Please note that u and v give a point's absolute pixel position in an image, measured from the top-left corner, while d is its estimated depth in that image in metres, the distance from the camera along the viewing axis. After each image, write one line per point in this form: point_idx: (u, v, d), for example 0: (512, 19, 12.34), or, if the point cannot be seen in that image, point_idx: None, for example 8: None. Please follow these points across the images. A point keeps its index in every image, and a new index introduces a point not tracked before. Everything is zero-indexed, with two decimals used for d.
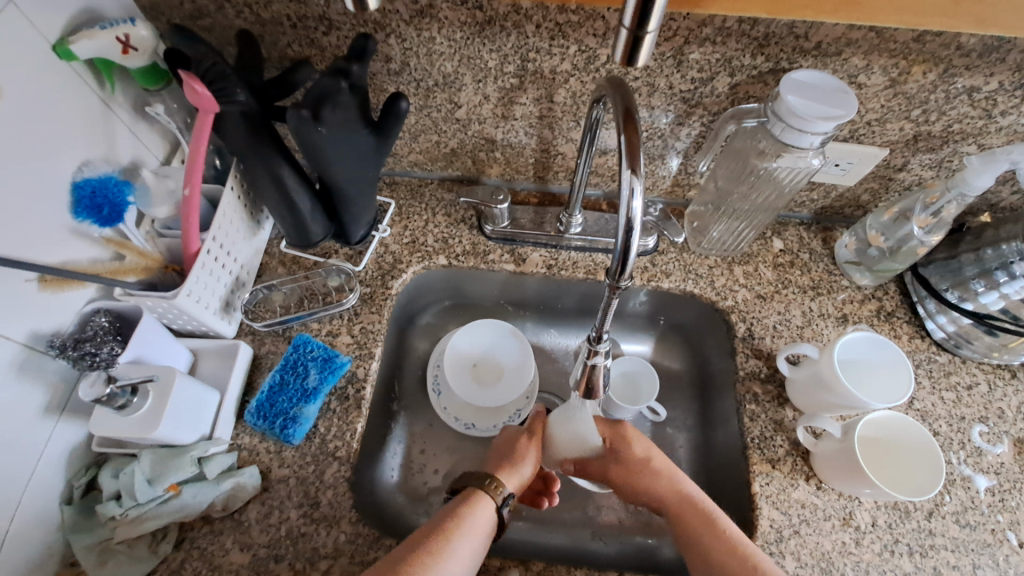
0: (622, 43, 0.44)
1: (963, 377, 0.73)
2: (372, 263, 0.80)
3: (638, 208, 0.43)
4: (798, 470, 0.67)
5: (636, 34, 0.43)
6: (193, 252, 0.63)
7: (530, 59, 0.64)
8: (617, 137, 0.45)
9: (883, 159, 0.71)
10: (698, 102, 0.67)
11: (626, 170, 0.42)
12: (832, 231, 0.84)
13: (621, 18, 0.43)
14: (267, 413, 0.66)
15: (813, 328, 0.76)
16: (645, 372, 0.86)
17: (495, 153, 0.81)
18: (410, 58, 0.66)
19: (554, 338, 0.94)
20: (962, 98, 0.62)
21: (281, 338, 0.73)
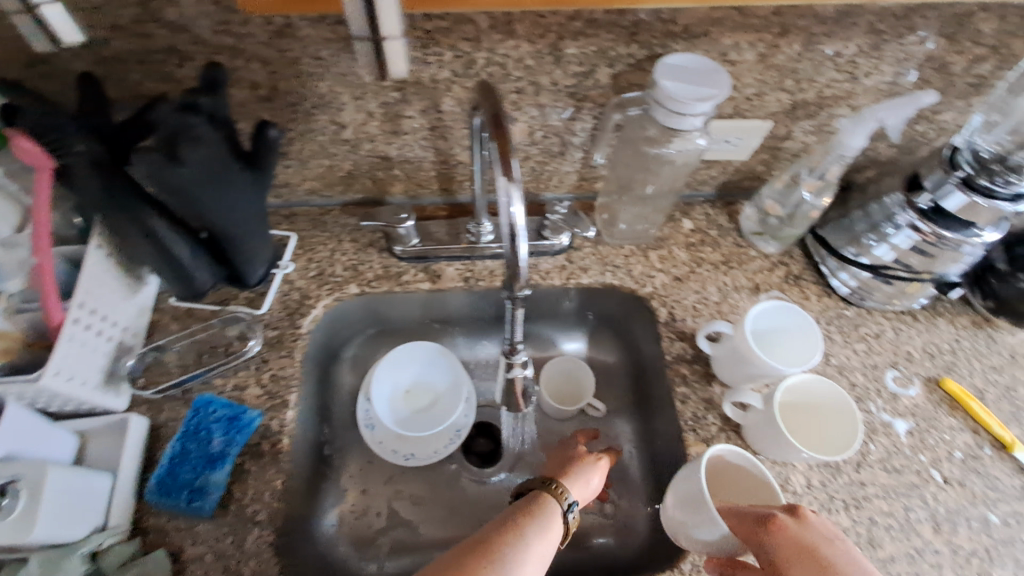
0: (369, 53, 0.49)
1: (871, 327, 0.77)
2: (276, 303, 0.74)
3: (518, 214, 0.41)
4: (733, 445, 0.68)
5: (377, 38, 0.47)
6: (56, 323, 0.57)
7: (407, 69, 0.61)
8: (488, 145, 0.43)
9: (769, 130, 0.74)
10: (585, 95, 0.66)
11: (500, 177, 0.40)
12: (735, 205, 0.86)
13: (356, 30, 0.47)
14: (169, 489, 0.60)
15: (730, 302, 0.78)
16: (582, 369, 0.84)
17: (393, 170, 0.78)
18: (278, 82, 0.62)
19: (487, 349, 0.92)
20: (828, 64, 0.64)
21: (182, 401, 0.67)
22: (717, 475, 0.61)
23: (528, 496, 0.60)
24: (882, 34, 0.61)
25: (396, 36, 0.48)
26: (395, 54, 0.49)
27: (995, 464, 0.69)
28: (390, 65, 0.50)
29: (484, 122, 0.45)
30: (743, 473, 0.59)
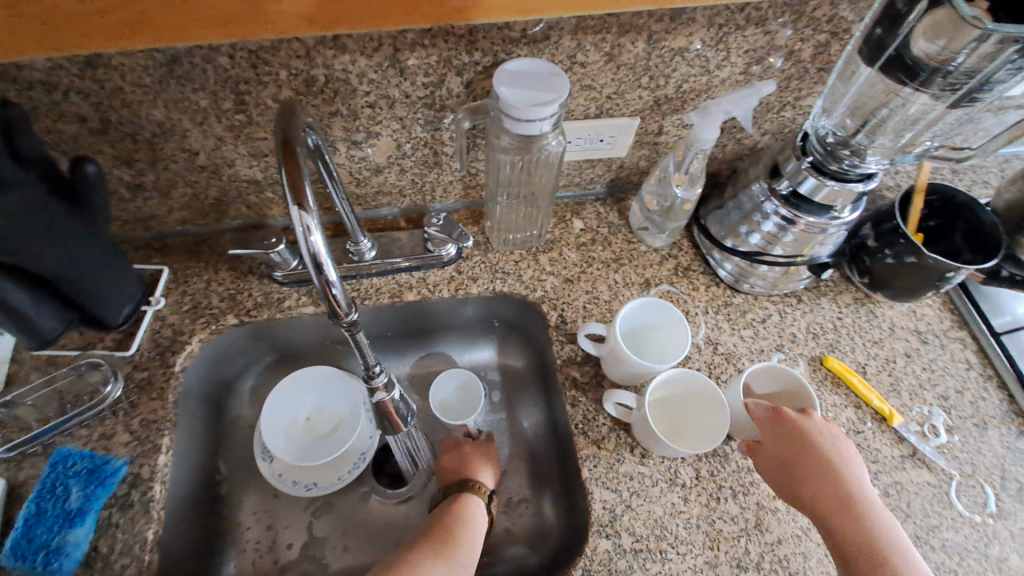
0: None
1: (758, 312, 0.78)
2: (146, 342, 0.71)
3: (318, 243, 0.40)
4: (623, 444, 0.67)
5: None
6: None
7: (244, 91, 0.59)
8: (281, 168, 0.41)
9: (639, 127, 0.74)
10: (443, 105, 0.65)
11: (290, 206, 0.38)
12: (626, 201, 0.87)
13: None
14: (25, 551, 0.56)
15: (620, 300, 0.78)
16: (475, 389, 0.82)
17: (265, 193, 0.75)
18: (109, 112, 0.59)
19: (392, 366, 0.89)
20: (678, 58, 0.65)
21: (42, 456, 0.63)
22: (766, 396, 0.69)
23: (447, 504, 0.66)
24: (722, 27, 0.62)
25: None
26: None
27: (876, 436, 0.71)
28: None
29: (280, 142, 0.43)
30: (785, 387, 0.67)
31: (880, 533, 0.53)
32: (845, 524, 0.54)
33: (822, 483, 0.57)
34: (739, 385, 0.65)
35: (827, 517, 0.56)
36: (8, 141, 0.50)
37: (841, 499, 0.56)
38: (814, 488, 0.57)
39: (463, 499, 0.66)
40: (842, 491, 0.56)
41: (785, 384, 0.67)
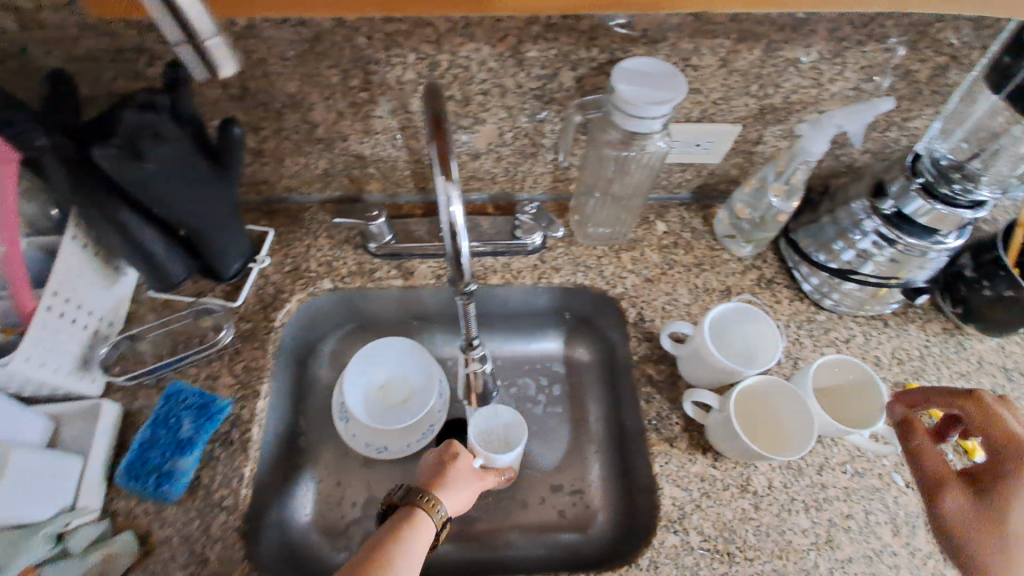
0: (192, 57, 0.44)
1: (841, 331, 0.77)
2: (251, 297, 0.76)
3: (457, 213, 0.42)
4: (695, 445, 0.68)
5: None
6: (28, 310, 0.59)
7: (372, 71, 0.63)
8: (429, 147, 0.44)
9: (739, 135, 0.75)
10: (551, 98, 0.67)
11: (439, 177, 0.42)
12: (711, 208, 0.87)
13: (170, 34, 0.42)
14: (139, 473, 0.62)
15: (699, 304, 0.78)
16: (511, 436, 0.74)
17: (368, 168, 0.79)
18: (248, 81, 0.64)
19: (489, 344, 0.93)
20: (791, 69, 0.65)
21: (155, 389, 0.69)
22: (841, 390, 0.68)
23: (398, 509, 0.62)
24: (843, 40, 0.62)
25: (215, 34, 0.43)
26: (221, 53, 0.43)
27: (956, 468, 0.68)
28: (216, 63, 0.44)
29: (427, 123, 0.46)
30: (851, 378, 0.67)
31: (1016, 514, 0.49)
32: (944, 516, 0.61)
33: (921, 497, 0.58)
34: (808, 375, 0.64)
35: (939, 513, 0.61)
36: (172, 100, 0.56)
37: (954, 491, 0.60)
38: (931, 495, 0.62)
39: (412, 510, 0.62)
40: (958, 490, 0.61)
41: (849, 374, 0.67)
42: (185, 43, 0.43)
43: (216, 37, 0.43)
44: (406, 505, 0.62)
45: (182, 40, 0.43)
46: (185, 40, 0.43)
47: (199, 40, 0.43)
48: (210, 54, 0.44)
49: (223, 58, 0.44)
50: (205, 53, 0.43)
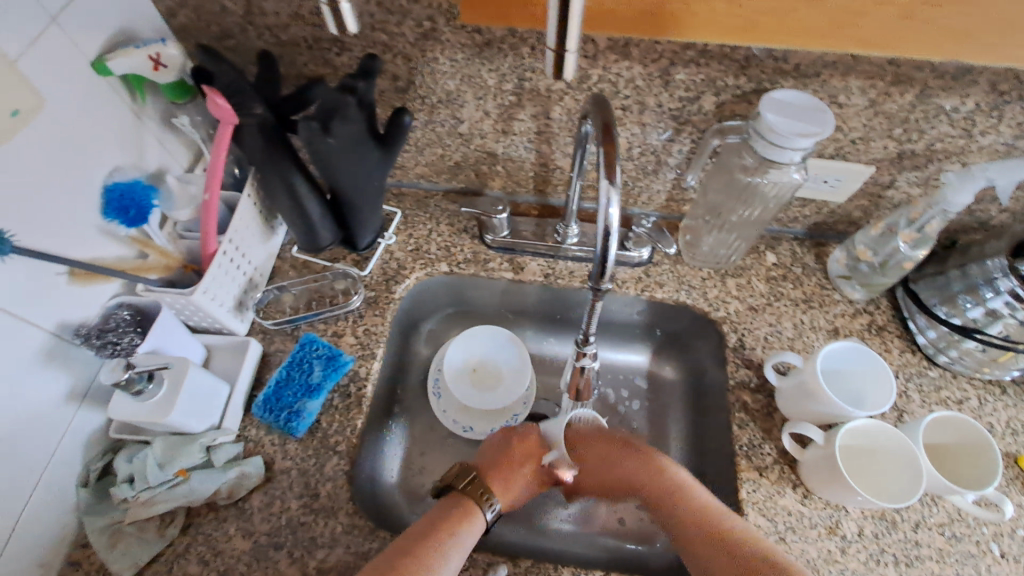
0: (551, 59, 0.49)
1: (953, 391, 0.74)
2: (377, 268, 0.84)
3: (614, 215, 0.48)
4: (785, 479, 0.68)
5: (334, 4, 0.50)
6: (210, 252, 0.68)
7: (527, 78, 0.69)
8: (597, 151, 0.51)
9: (871, 176, 0.74)
10: (688, 119, 0.70)
11: (604, 181, 0.48)
12: (825, 247, 0.86)
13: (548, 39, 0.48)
14: (273, 407, 0.70)
15: (803, 340, 0.78)
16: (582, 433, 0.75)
17: (497, 166, 0.85)
18: (415, 76, 0.71)
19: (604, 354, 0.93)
20: (941, 117, 0.64)
21: (290, 337, 0.77)
22: (960, 449, 0.65)
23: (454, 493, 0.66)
24: (1003, 94, 0.61)
25: (577, 49, 0.48)
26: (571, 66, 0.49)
27: None
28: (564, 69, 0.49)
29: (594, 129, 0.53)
30: (963, 436, 0.64)
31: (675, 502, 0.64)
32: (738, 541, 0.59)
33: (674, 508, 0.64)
34: (920, 427, 0.63)
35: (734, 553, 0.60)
36: None
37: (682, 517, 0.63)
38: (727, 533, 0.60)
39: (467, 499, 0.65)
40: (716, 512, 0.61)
41: (964, 437, 0.65)
42: (554, 50, 0.48)
43: (577, 49, 0.48)
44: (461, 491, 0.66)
45: (553, 48, 0.48)
46: (556, 48, 0.48)
47: (565, 49, 0.48)
48: (564, 60, 0.49)
49: (573, 62, 0.49)
50: (563, 60, 0.49)
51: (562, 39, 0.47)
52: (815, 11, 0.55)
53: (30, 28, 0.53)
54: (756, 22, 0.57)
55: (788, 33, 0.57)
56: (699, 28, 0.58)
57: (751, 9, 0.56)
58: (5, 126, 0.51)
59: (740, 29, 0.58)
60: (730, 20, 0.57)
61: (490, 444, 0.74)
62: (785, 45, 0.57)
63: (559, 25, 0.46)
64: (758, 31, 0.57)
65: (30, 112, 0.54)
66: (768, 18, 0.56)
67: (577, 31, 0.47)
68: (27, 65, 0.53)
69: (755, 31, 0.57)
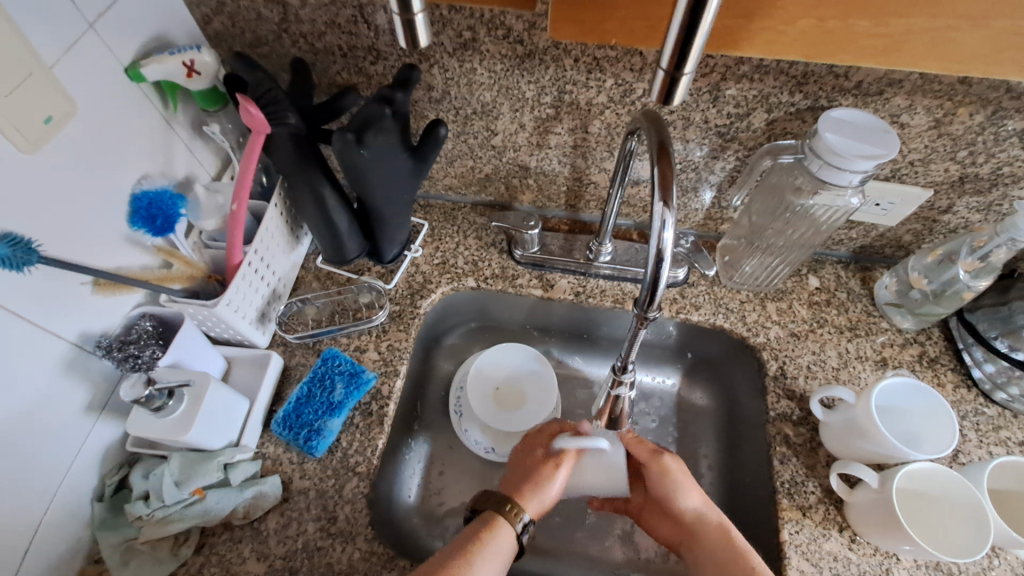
0: (658, 82, 0.43)
1: (1014, 432, 0.69)
2: (402, 282, 0.81)
3: (667, 239, 0.48)
4: (830, 520, 0.64)
5: (406, 16, 0.41)
6: (234, 263, 0.66)
7: (567, 90, 0.66)
8: (652, 167, 0.50)
9: (927, 200, 0.70)
10: (734, 136, 0.67)
11: (658, 202, 0.48)
12: (871, 271, 0.82)
13: (659, 58, 0.42)
14: (292, 424, 0.68)
15: (849, 370, 0.73)
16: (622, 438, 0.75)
17: (528, 179, 0.82)
18: (451, 87, 0.69)
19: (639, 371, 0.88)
20: (1013, 140, 0.60)
21: (311, 351, 0.75)
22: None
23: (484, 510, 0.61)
24: None
25: (693, 73, 0.42)
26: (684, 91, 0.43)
27: None
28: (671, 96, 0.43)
29: (648, 145, 0.52)
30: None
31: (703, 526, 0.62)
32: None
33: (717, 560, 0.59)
34: (984, 475, 0.59)
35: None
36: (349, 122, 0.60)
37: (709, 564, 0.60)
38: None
39: (494, 521, 0.59)
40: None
41: None
42: (665, 71, 0.42)
43: (693, 72, 0.42)
44: (488, 509, 0.60)
45: (666, 68, 0.41)
46: (667, 69, 0.42)
47: (680, 72, 0.42)
48: (675, 85, 0.43)
49: (684, 87, 0.43)
50: (675, 81, 0.42)
51: (681, 59, 0.41)
52: (979, 33, 0.47)
53: (69, 33, 0.52)
54: (904, 42, 0.48)
55: (939, 56, 0.49)
56: (828, 49, 0.50)
57: (900, 27, 0.48)
58: (38, 133, 0.50)
59: (884, 49, 0.49)
60: (873, 41, 0.49)
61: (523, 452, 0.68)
62: (933, 70, 0.50)
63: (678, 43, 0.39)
64: (905, 50, 0.49)
65: (62, 118, 0.52)
66: (919, 37, 0.48)
67: (698, 53, 0.40)
68: (63, 71, 0.52)
69: (900, 52, 0.49)
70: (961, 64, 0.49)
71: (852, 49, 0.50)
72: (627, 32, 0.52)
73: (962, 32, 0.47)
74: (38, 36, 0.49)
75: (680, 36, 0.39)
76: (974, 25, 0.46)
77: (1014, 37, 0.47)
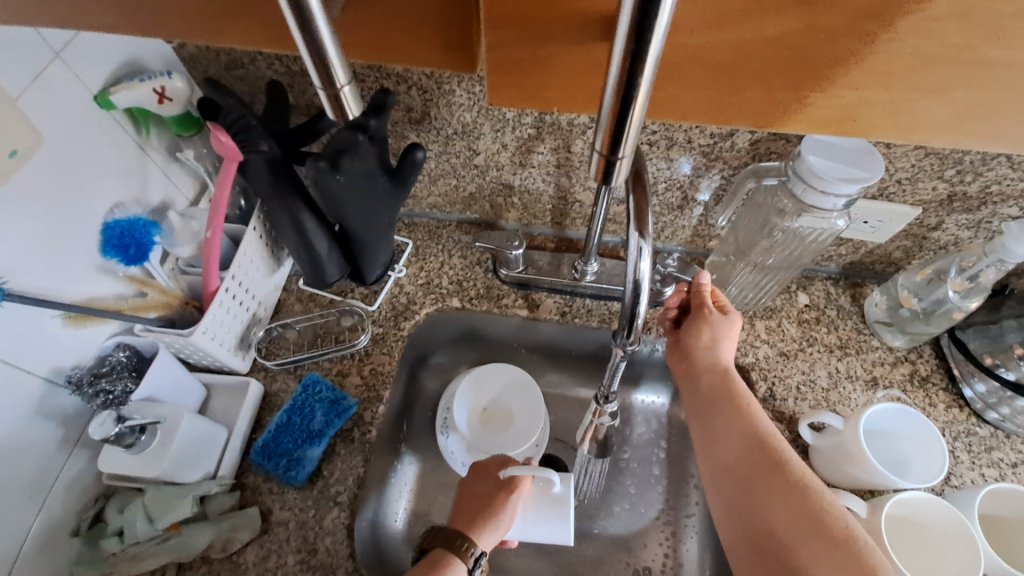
0: (596, 165, 0.46)
1: (1007, 453, 0.68)
2: (386, 303, 0.80)
3: (643, 269, 0.48)
4: None
5: None
6: (211, 290, 0.65)
7: (548, 111, 0.65)
8: (628, 197, 0.50)
9: (916, 218, 0.69)
10: (718, 156, 0.66)
11: (633, 234, 0.47)
12: (861, 288, 0.80)
13: (594, 144, 0.45)
14: (272, 453, 0.67)
15: (839, 391, 0.72)
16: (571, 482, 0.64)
17: (513, 198, 0.81)
18: (430, 108, 0.68)
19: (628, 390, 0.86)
20: (1001, 159, 0.59)
21: (292, 376, 0.74)
22: (1014, 523, 0.59)
23: (434, 549, 0.57)
24: None
25: (629, 156, 0.45)
26: (625, 167, 0.46)
27: None
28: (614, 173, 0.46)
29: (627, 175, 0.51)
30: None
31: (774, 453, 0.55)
32: (778, 534, 0.50)
33: (729, 436, 0.57)
34: (974, 502, 0.58)
35: (735, 549, 0.53)
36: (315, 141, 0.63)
37: (722, 452, 0.57)
38: (764, 510, 0.52)
39: (443, 560, 0.56)
40: (835, 522, 0.50)
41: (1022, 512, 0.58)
42: (602, 155, 0.45)
43: (630, 154, 0.45)
44: (439, 547, 0.57)
45: (602, 152, 0.44)
46: (603, 152, 0.44)
47: (617, 155, 0.44)
48: (613, 165, 0.46)
49: (624, 165, 0.46)
50: (612, 163, 0.45)
51: (614, 145, 0.43)
52: (937, 105, 0.45)
53: (34, 64, 0.51)
54: (860, 114, 0.47)
55: (898, 128, 0.47)
56: (787, 121, 0.48)
57: (853, 100, 0.46)
58: (3, 167, 0.49)
59: (841, 120, 0.48)
60: (828, 113, 0.48)
61: (468, 479, 0.64)
62: (893, 139, 0.49)
63: (613, 118, 0.40)
64: (863, 120, 0.48)
65: (28, 150, 0.51)
66: (874, 108, 0.46)
67: (631, 134, 0.42)
68: (28, 102, 0.51)
69: (856, 123, 0.48)
70: (918, 131, 0.48)
71: (807, 120, 0.48)
72: (571, 99, 0.51)
73: (918, 103, 0.45)
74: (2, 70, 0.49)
75: (619, 90, 0.38)
76: (933, 99, 0.45)
77: (974, 109, 0.45)
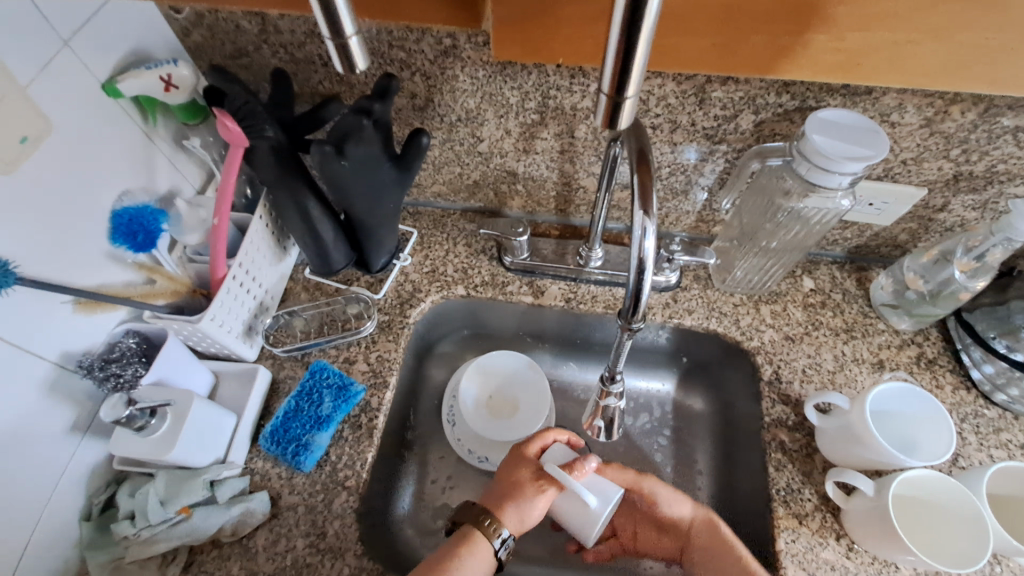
0: (602, 108, 0.44)
1: (1015, 434, 0.67)
2: (391, 291, 0.81)
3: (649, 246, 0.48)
4: (828, 528, 0.62)
5: (340, 41, 0.41)
6: (218, 277, 0.66)
7: (551, 96, 0.66)
8: (632, 176, 0.50)
9: (921, 199, 0.68)
10: (723, 138, 0.66)
11: (637, 211, 0.47)
12: (867, 272, 0.80)
13: (599, 84, 0.43)
14: (280, 438, 0.67)
15: (846, 374, 0.72)
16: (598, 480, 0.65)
17: (516, 185, 0.81)
18: (434, 94, 0.68)
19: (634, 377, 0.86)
20: (1006, 137, 0.59)
21: (299, 363, 0.74)
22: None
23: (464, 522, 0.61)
24: None
25: (636, 96, 0.43)
26: (630, 113, 0.44)
27: None
28: (619, 118, 0.44)
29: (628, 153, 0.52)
30: None
31: None
32: None
33: None
34: (982, 481, 0.57)
35: None
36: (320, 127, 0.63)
37: None
38: None
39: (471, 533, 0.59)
40: None
41: None
42: (608, 95, 0.43)
43: (637, 94, 0.43)
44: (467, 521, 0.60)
45: (608, 94, 0.42)
46: (609, 94, 0.43)
47: (622, 96, 0.42)
48: (619, 108, 0.44)
49: (628, 110, 0.44)
50: (618, 107, 0.43)
51: (621, 85, 0.41)
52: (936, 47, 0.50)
53: (44, 51, 0.52)
54: (863, 58, 0.51)
55: (898, 71, 0.52)
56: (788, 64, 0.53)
57: (858, 43, 0.50)
58: (14, 154, 0.49)
59: (843, 65, 0.52)
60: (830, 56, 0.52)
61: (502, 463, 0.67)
62: (891, 83, 0.53)
63: (617, 67, 0.40)
64: (866, 65, 0.52)
65: (38, 137, 0.52)
66: (877, 54, 0.51)
67: (638, 77, 0.41)
68: (38, 90, 0.51)
69: (859, 68, 0.52)
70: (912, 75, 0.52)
71: (813, 65, 0.53)
72: (581, 52, 0.56)
73: (920, 46, 0.50)
74: (13, 56, 0.49)
75: (624, 39, 0.38)
76: (935, 41, 0.49)
77: (979, 49, 0.49)
